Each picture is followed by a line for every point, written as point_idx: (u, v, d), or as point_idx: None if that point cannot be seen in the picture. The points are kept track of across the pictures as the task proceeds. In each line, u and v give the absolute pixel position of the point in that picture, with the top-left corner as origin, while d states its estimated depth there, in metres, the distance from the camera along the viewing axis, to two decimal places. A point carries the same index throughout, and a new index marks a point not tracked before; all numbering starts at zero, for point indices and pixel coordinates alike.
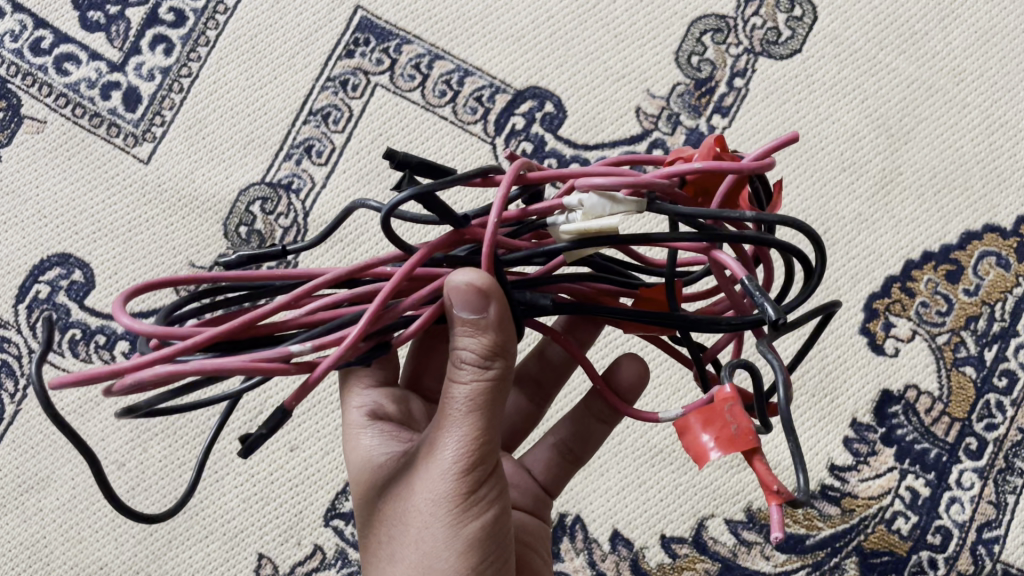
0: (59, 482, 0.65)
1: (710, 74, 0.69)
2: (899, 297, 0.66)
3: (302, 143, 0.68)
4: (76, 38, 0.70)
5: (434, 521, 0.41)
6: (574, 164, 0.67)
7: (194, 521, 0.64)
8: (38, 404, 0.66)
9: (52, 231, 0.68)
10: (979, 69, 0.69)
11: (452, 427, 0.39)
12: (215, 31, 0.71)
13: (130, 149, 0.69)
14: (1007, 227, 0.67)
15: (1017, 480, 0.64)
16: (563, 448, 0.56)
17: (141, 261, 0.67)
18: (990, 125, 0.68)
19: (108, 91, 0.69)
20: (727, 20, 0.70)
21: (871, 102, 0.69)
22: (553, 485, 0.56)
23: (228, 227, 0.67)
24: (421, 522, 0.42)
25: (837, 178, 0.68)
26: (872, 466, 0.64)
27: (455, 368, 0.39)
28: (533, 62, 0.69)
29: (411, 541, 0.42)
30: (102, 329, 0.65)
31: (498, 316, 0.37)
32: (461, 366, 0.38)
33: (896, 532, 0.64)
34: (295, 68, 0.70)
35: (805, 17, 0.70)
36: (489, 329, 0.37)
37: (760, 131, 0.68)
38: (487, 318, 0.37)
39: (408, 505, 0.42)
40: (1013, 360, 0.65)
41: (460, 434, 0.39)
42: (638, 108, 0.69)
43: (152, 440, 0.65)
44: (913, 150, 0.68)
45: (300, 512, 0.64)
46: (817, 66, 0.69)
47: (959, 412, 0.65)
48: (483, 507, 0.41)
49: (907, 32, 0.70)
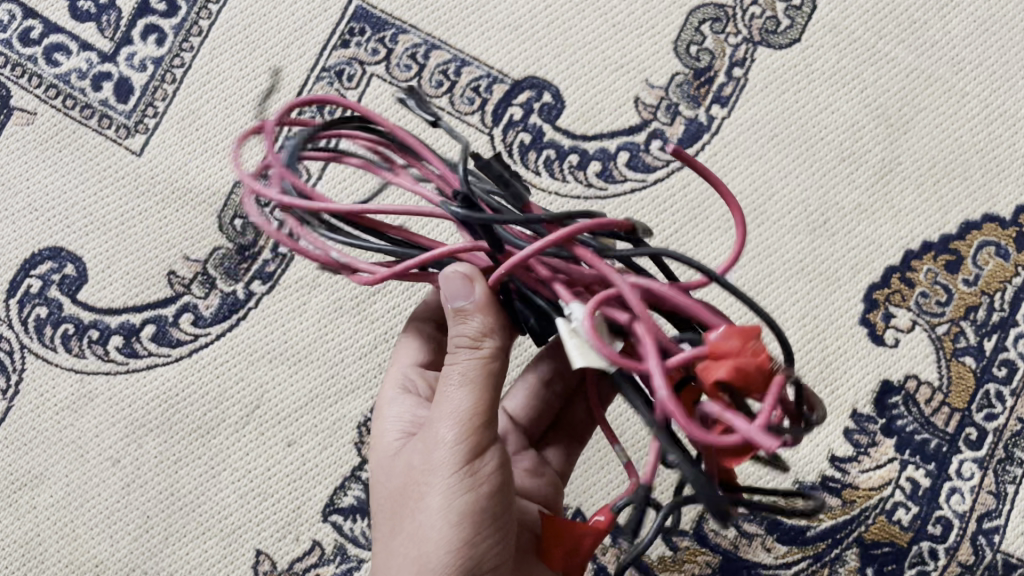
0: (52, 480, 0.64)
1: (708, 64, 0.68)
2: (898, 287, 0.66)
3: (298, 134, 0.67)
4: (66, 28, 0.69)
5: (431, 491, 0.43)
6: (573, 155, 0.67)
7: (191, 518, 0.63)
8: (32, 400, 0.65)
9: (43, 224, 0.67)
10: (978, 58, 0.69)
11: (449, 401, 0.42)
12: (208, 20, 0.69)
13: (122, 141, 0.68)
14: (1006, 217, 0.67)
15: (1016, 470, 0.64)
16: (569, 427, 0.58)
17: (134, 255, 0.66)
18: (989, 115, 0.68)
19: (100, 82, 0.68)
20: (726, 9, 0.69)
21: (870, 91, 0.68)
22: (567, 468, 0.58)
23: (223, 219, 0.66)
24: (419, 491, 0.44)
25: (837, 169, 0.67)
26: (872, 457, 0.64)
27: (454, 352, 0.42)
28: (530, 52, 0.69)
29: (412, 511, 0.45)
30: (96, 323, 0.65)
31: (485, 300, 0.40)
32: (459, 348, 0.42)
33: (896, 523, 0.64)
34: (289, 58, 0.69)
35: (804, 6, 0.69)
36: (482, 313, 0.40)
37: (759, 121, 0.68)
38: (477, 301, 0.40)
39: (410, 476, 0.45)
40: (1012, 349, 0.65)
41: (455, 406, 0.42)
42: (637, 98, 0.68)
43: (147, 436, 0.64)
44: (911, 140, 0.68)
45: (298, 508, 0.63)
46: (816, 56, 0.69)
47: (958, 402, 0.65)
48: (478, 482, 0.43)
49: (906, 21, 0.70)
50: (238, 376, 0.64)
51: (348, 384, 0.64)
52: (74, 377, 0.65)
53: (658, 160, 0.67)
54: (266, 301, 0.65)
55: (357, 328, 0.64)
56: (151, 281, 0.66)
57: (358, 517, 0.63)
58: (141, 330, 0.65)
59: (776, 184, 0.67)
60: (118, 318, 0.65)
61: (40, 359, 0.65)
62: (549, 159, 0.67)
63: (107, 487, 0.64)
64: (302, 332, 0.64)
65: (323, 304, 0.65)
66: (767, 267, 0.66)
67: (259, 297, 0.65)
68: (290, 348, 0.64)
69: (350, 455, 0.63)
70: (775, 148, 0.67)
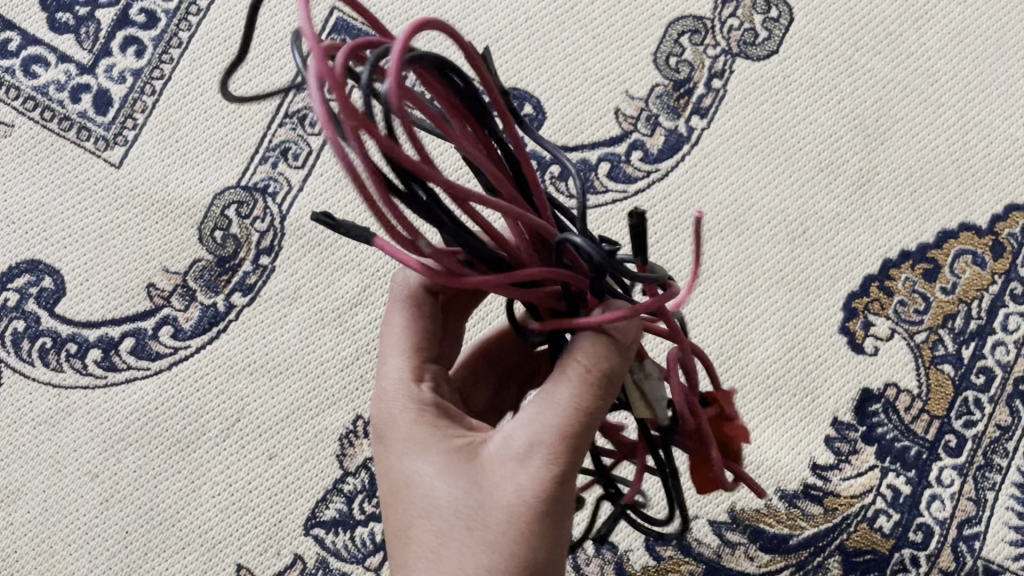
0: (29, 495, 0.63)
1: (688, 75, 0.69)
2: (877, 295, 0.66)
3: (278, 146, 0.67)
4: (45, 40, 0.69)
5: (530, 515, 0.37)
6: (554, 166, 0.67)
7: (170, 533, 0.63)
8: (8, 415, 0.64)
9: (20, 237, 0.66)
10: (953, 69, 0.70)
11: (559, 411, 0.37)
12: (188, 32, 0.69)
13: (101, 152, 0.67)
14: (983, 226, 0.68)
15: (996, 477, 0.64)
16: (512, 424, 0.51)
17: (113, 267, 0.66)
18: (964, 125, 0.69)
19: (78, 94, 0.68)
20: (705, 21, 0.70)
21: (848, 102, 0.69)
22: None
23: (203, 231, 0.66)
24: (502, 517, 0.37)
25: (815, 179, 0.68)
26: (853, 464, 0.65)
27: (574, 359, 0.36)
28: (512, 64, 0.69)
29: (492, 531, 0.37)
30: (74, 336, 0.65)
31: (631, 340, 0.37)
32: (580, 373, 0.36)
33: (878, 530, 0.64)
34: (270, 70, 0.69)
35: (782, 18, 0.70)
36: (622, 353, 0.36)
37: (739, 132, 0.68)
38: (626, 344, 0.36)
39: (495, 493, 0.37)
40: (990, 357, 0.66)
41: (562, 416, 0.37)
42: (618, 109, 0.68)
43: (126, 450, 0.63)
44: (889, 150, 0.69)
45: (279, 521, 0.62)
46: (794, 67, 0.70)
47: (938, 409, 0.65)
48: (561, 514, 0.38)
49: (882, 33, 0.70)
50: (218, 388, 0.64)
51: (329, 397, 0.63)
52: (52, 392, 0.64)
53: (639, 170, 0.67)
54: (247, 313, 0.65)
55: (338, 340, 0.64)
56: (130, 294, 0.65)
57: (339, 530, 0.62)
58: (120, 344, 0.65)
59: (755, 194, 0.67)
60: (95, 332, 0.65)
61: (18, 373, 0.65)
62: None
63: (86, 502, 0.63)
64: (283, 344, 0.64)
65: (304, 315, 0.64)
66: (748, 278, 0.66)
67: (240, 309, 0.65)
68: (272, 360, 0.64)
69: (331, 468, 0.63)
70: (754, 159, 0.68)
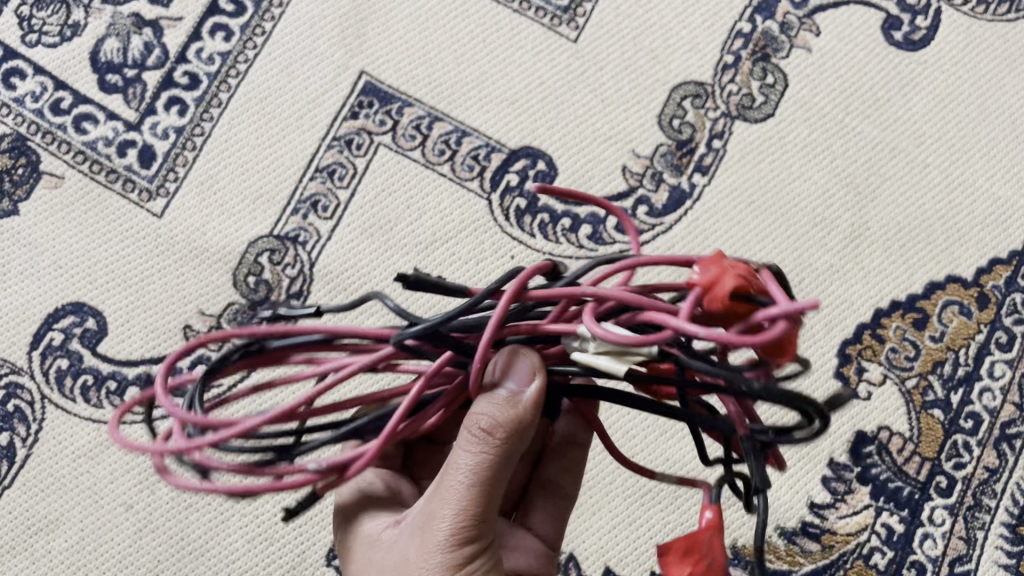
0: (68, 524, 0.67)
1: (690, 136, 0.74)
2: (870, 342, 0.70)
3: (309, 198, 0.72)
4: (94, 99, 0.74)
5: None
6: (565, 218, 0.71)
7: (200, 562, 0.66)
8: (50, 448, 0.68)
9: (66, 280, 0.71)
10: (937, 132, 0.75)
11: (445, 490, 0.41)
12: (227, 93, 0.75)
13: (145, 204, 0.72)
14: (968, 278, 0.72)
15: (985, 517, 0.68)
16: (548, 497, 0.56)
17: (152, 310, 0.70)
18: (949, 184, 0.74)
19: (124, 149, 0.73)
20: (705, 86, 0.75)
21: (839, 162, 0.74)
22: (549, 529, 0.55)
23: (237, 277, 0.70)
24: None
25: (810, 233, 0.72)
26: (849, 503, 0.68)
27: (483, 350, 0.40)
28: (527, 123, 0.74)
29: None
30: (113, 374, 0.69)
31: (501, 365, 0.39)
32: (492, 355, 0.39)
33: (873, 567, 0.67)
34: (302, 128, 0.74)
35: (777, 85, 0.75)
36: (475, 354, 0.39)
37: (738, 189, 0.73)
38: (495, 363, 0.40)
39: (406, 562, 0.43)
40: (977, 403, 0.70)
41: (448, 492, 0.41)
42: (625, 166, 0.73)
43: (159, 483, 0.67)
44: (879, 206, 0.73)
45: (304, 552, 0.66)
46: (789, 129, 0.75)
47: (929, 451, 0.69)
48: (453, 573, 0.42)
49: (871, 98, 0.76)
50: None
51: None
52: (91, 426, 0.68)
53: (644, 223, 0.72)
54: None
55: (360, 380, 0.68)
56: (168, 335, 0.69)
57: None
58: None
59: (754, 247, 0.72)
60: (134, 370, 0.69)
61: (60, 409, 0.68)
62: (543, 222, 0.71)
63: (120, 532, 0.67)
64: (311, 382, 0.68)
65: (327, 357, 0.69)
66: None
67: None
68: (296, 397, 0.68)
69: None
70: (752, 214, 0.72)
